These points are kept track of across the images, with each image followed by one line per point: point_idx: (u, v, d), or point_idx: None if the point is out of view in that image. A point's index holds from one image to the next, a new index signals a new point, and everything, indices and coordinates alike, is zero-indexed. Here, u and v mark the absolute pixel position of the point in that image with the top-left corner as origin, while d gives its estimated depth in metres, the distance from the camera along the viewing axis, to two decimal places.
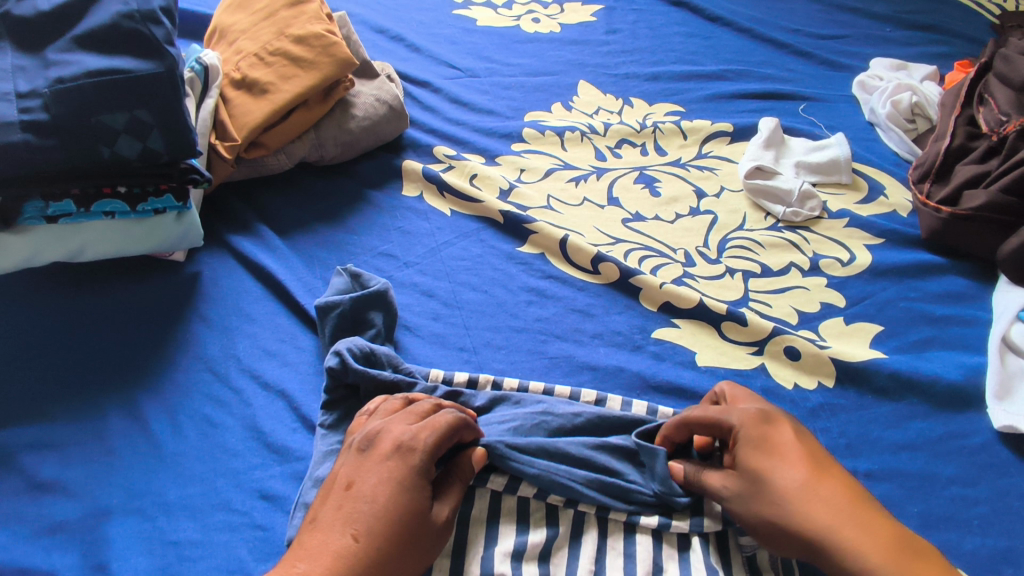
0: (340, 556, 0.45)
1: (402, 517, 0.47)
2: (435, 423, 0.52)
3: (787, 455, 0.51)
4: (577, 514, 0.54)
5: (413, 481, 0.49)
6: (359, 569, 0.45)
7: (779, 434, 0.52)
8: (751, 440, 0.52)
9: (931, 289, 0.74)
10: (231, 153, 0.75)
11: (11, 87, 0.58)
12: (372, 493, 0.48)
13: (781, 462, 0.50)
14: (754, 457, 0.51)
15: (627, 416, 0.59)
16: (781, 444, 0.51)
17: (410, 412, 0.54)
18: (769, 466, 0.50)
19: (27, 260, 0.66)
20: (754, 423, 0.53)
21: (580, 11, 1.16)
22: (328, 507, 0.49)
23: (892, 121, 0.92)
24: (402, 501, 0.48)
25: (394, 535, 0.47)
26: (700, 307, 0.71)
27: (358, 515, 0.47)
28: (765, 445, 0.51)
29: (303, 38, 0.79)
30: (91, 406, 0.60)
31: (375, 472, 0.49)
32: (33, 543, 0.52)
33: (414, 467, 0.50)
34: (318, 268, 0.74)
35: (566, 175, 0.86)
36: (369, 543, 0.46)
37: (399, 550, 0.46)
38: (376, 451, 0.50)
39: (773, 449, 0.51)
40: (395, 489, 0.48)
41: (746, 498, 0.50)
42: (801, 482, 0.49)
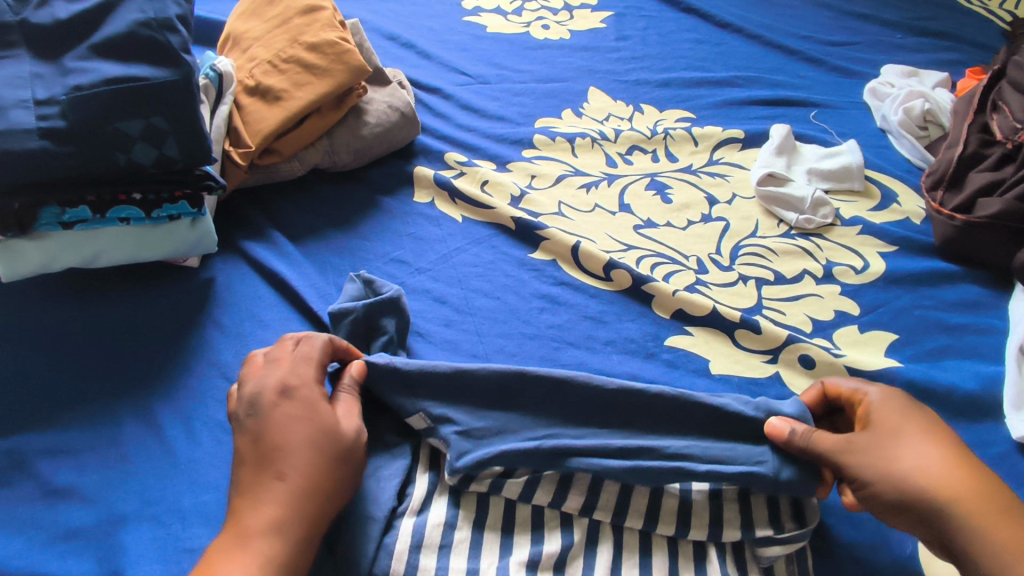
0: (274, 499, 0.47)
1: (316, 441, 0.50)
2: (308, 357, 0.55)
3: (923, 430, 0.52)
4: (592, 522, 0.54)
5: (311, 410, 0.51)
6: (300, 498, 0.48)
7: (920, 412, 0.53)
8: (892, 410, 0.53)
9: (946, 297, 0.74)
10: (245, 160, 0.76)
11: (30, 94, 0.59)
12: (280, 434, 0.50)
13: (921, 431, 0.52)
14: (894, 422, 0.52)
15: (650, 391, 0.57)
16: (922, 419, 0.53)
17: (276, 357, 0.56)
18: (914, 433, 0.52)
19: (42, 267, 0.67)
20: (897, 398, 0.54)
21: (589, 18, 1.16)
22: (246, 467, 0.50)
23: (905, 128, 0.92)
24: (309, 430, 0.50)
25: (320, 459, 0.49)
26: (713, 315, 0.70)
27: (275, 459, 0.49)
28: (901, 414, 0.53)
29: (317, 46, 0.80)
30: (107, 412, 0.61)
31: (273, 417, 0.51)
32: (49, 550, 0.52)
33: (309, 398, 0.52)
34: (332, 275, 0.74)
35: (578, 182, 0.86)
36: (295, 476, 0.48)
37: (334, 470, 0.49)
38: (266, 396, 0.52)
39: (913, 419, 0.53)
40: (296, 424, 0.50)
41: (875, 453, 0.51)
42: (935, 454, 0.50)
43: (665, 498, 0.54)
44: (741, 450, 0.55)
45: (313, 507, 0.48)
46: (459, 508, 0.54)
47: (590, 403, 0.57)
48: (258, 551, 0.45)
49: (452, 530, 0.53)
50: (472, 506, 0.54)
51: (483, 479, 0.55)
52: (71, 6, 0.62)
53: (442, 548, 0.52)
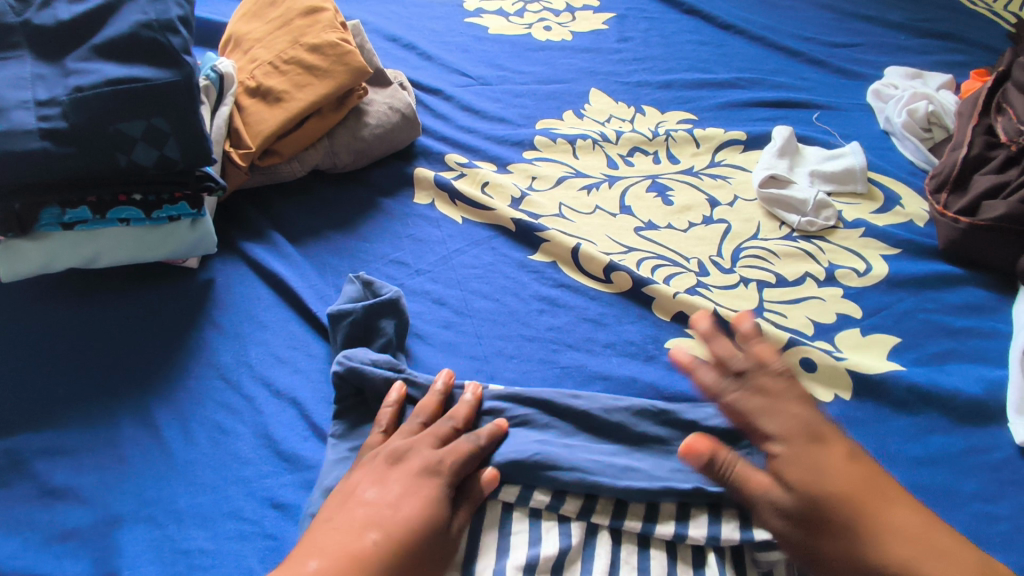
0: (356, 555, 0.46)
1: (423, 531, 0.48)
2: (459, 449, 0.54)
3: (842, 477, 0.47)
4: (589, 525, 0.54)
5: (440, 501, 0.51)
6: (375, 573, 0.45)
7: (829, 450, 0.49)
8: (805, 457, 0.49)
9: (949, 300, 0.73)
10: (246, 161, 0.76)
11: (31, 95, 0.59)
12: (396, 501, 0.50)
13: (844, 483, 0.47)
14: (816, 476, 0.47)
15: (633, 407, 0.60)
16: (833, 462, 0.48)
17: (434, 434, 0.56)
18: (842, 485, 0.47)
19: (42, 267, 0.67)
20: (801, 437, 0.50)
21: (591, 19, 1.16)
22: (347, 509, 0.49)
23: (908, 130, 0.91)
24: (424, 516, 0.49)
25: (416, 547, 0.47)
26: (714, 318, 0.70)
27: (381, 520, 0.48)
28: (814, 463, 0.48)
29: (318, 47, 0.80)
30: (105, 413, 0.61)
31: (404, 485, 0.51)
32: (45, 551, 0.52)
33: (443, 490, 0.51)
34: (332, 276, 0.74)
35: (578, 183, 0.86)
36: (387, 548, 0.47)
37: (417, 566, 0.47)
38: (412, 467, 0.52)
39: (827, 466, 0.48)
40: (421, 504, 0.50)
41: (811, 522, 0.46)
42: (867, 511, 0.46)
43: (664, 508, 0.54)
44: None
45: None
46: None
47: (581, 419, 0.60)
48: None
49: None
50: (468, 508, 0.54)
51: (480, 482, 0.55)
52: (72, 7, 0.62)
53: None
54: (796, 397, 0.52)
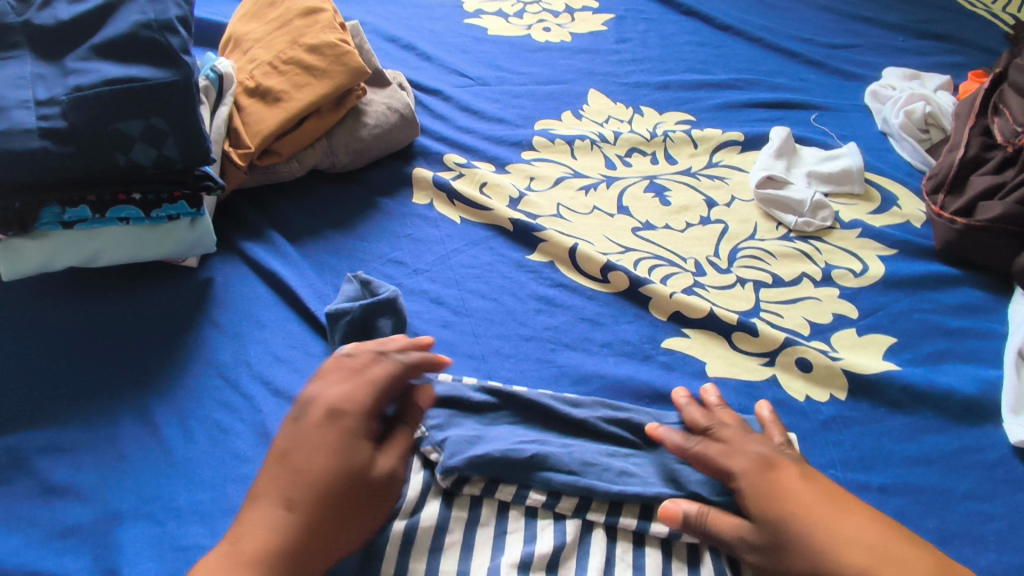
0: (273, 527, 0.46)
1: (337, 479, 0.48)
2: (367, 380, 0.54)
3: (797, 498, 0.49)
4: (585, 523, 0.54)
5: (349, 444, 0.50)
6: (298, 530, 0.46)
7: (784, 473, 0.51)
8: (756, 485, 0.50)
9: (945, 301, 0.73)
10: (245, 160, 0.76)
11: (31, 94, 0.59)
12: (306, 460, 0.49)
13: (805, 502, 0.48)
14: (775, 502, 0.49)
15: (632, 418, 0.61)
16: (788, 484, 0.50)
17: (346, 369, 0.55)
18: (794, 504, 0.48)
19: (41, 266, 0.67)
20: (755, 469, 0.52)
21: (591, 20, 1.16)
22: (266, 480, 0.49)
23: (906, 131, 0.91)
24: (335, 464, 0.49)
25: (335, 494, 0.48)
26: (711, 317, 0.70)
27: (294, 481, 0.48)
28: (772, 491, 0.50)
29: (317, 47, 0.80)
30: (105, 410, 0.61)
31: (306, 438, 0.50)
32: (45, 547, 0.53)
33: (350, 431, 0.51)
34: (330, 276, 0.74)
35: (576, 184, 0.86)
36: (303, 511, 0.47)
37: (343, 510, 0.48)
38: (312, 417, 0.51)
39: (783, 490, 0.49)
40: (329, 454, 0.49)
41: (780, 550, 0.47)
42: (826, 522, 0.47)
43: (658, 508, 0.55)
44: None
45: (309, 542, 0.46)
46: (452, 509, 0.54)
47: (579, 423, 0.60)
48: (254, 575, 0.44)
49: (443, 533, 0.53)
50: (464, 506, 0.54)
51: (476, 481, 0.55)
52: (72, 7, 0.62)
53: (433, 550, 0.52)
54: (745, 439, 0.55)
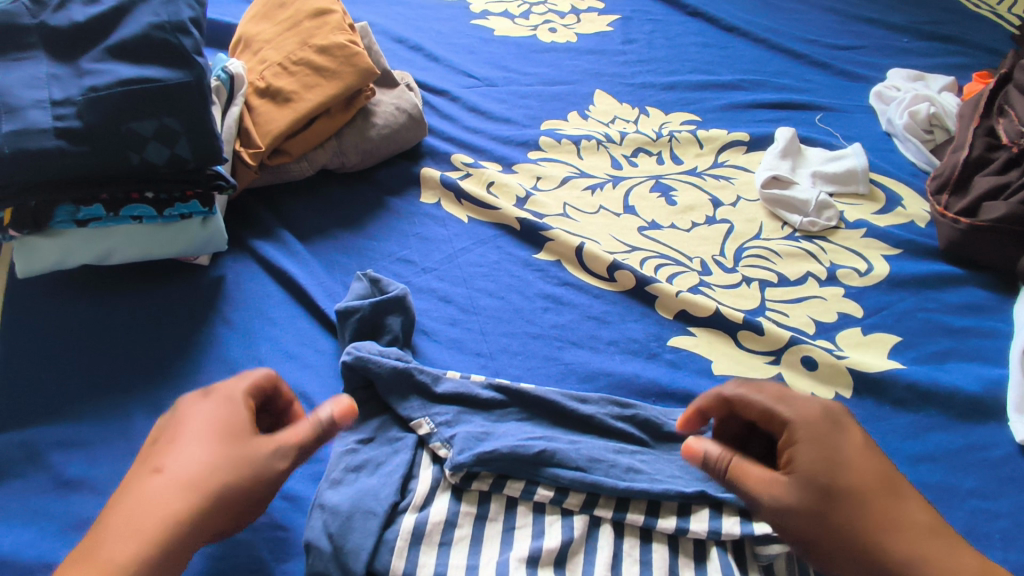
0: (138, 493, 0.45)
1: (205, 446, 0.48)
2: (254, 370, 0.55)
3: (855, 463, 0.49)
4: (593, 519, 0.55)
5: (220, 415, 0.50)
6: (174, 492, 0.45)
7: (845, 433, 0.51)
8: (815, 437, 0.51)
9: (950, 300, 0.74)
10: (255, 160, 0.77)
11: (46, 94, 0.60)
12: (180, 434, 0.49)
13: (861, 468, 0.49)
14: (829, 462, 0.49)
15: (639, 415, 0.61)
16: (847, 446, 0.50)
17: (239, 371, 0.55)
18: (851, 467, 0.49)
19: (56, 264, 0.68)
20: (817, 422, 0.52)
21: (596, 21, 1.17)
22: (142, 459, 0.48)
23: (910, 132, 0.92)
24: (205, 433, 0.48)
25: (205, 465, 0.47)
26: (717, 316, 0.71)
27: (165, 452, 0.48)
28: (829, 450, 0.50)
29: (326, 48, 0.81)
30: (118, 406, 0.62)
31: (184, 415, 0.50)
32: (61, 539, 0.53)
33: (230, 403, 0.51)
34: (339, 274, 0.75)
35: (583, 184, 0.87)
36: (165, 475, 0.46)
37: (223, 475, 0.47)
38: (189, 398, 0.52)
39: (842, 452, 0.50)
40: (201, 426, 0.49)
41: (819, 509, 0.48)
42: (872, 492, 0.49)
43: (666, 504, 0.55)
44: None
45: (189, 507, 0.45)
46: (462, 504, 0.55)
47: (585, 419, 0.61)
48: (128, 544, 0.43)
49: (452, 528, 0.53)
50: (474, 501, 0.55)
51: (485, 477, 0.56)
52: (87, 9, 0.63)
53: (443, 545, 0.52)
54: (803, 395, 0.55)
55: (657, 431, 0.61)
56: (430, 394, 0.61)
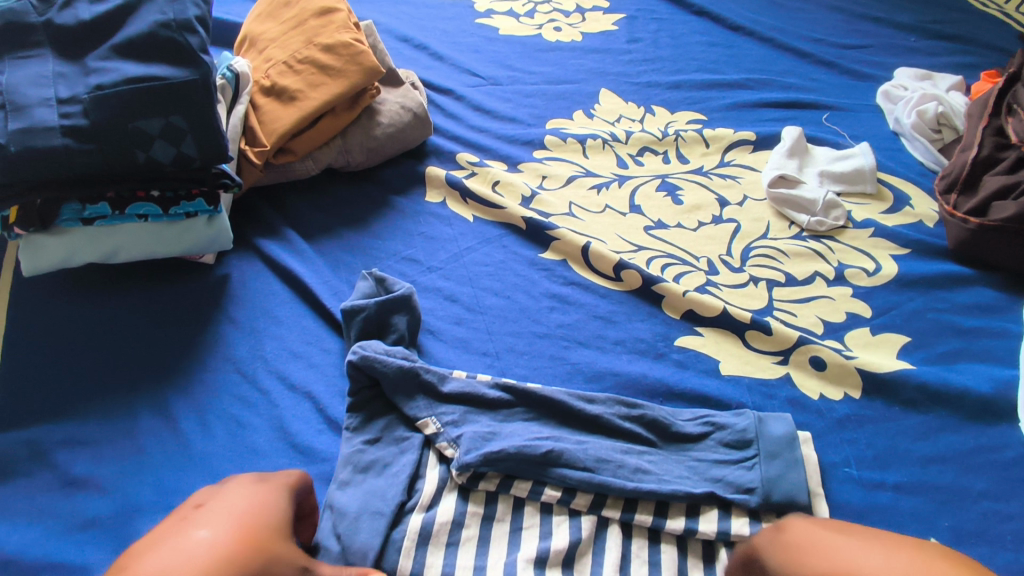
0: (179, 552, 0.42)
1: (257, 522, 0.45)
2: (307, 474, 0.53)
3: (816, 549, 0.45)
4: (600, 520, 0.54)
5: (276, 499, 0.47)
6: (206, 563, 0.41)
7: (792, 527, 0.47)
8: (780, 546, 0.46)
9: (960, 300, 0.73)
10: (261, 159, 0.77)
11: (53, 93, 0.60)
12: (230, 502, 0.46)
13: (827, 547, 0.44)
14: (802, 560, 0.45)
15: (646, 415, 0.61)
16: (805, 533, 0.46)
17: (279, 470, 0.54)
18: (816, 555, 0.44)
19: (62, 262, 0.68)
20: (772, 535, 0.48)
21: (601, 20, 1.17)
22: (173, 522, 0.45)
23: (918, 131, 0.91)
24: (256, 510, 0.46)
25: (251, 542, 0.43)
26: (724, 316, 0.70)
27: (209, 518, 0.44)
28: (798, 547, 0.45)
29: (332, 47, 0.81)
30: (124, 405, 0.62)
31: (235, 492, 0.47)
32: (67, 539, 0.53)
33: (282, 497, 0.48)
34: (345, 273, 0.75)
35: (588, 183, 0.86)
36: (212, 541, 0.43)
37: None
38: (242, 478, 0.49)
39: (805, 544, 0.45)
40: (254, 500, 0.46)
41: None
42: (844, 559, 0.43)
43: (674, 504, 0.55)
44: (734, 476, 0.57)
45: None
46: (469, 504, 0.55)
47: (591, 421, 0.61)
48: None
49: (459, 528, 0.53)
50: (480, 501, 0.55)
51: (492, 477, 0.55)
52: (94, 7, 0.63)
53: (450, 545, 0.52)
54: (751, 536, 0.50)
55: (665, 431, 0.60)
56: (435, 394, 0.61)
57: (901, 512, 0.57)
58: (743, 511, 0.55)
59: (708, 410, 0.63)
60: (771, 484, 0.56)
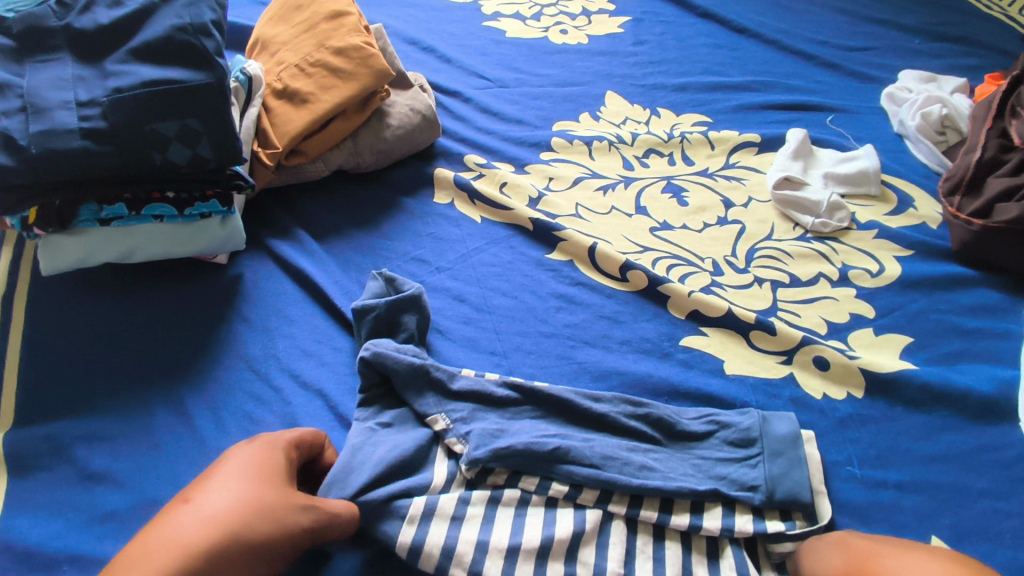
0: (177, 517, 0.45)
1: (246, 476, 0.48)
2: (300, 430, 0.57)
3: (846, 545, 0.50)
4: (606, 515, 0.55)
5: (264, 453, 0.51)
6: (203, 520, 0.45)
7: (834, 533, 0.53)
8: (817, 543, 0.52)
9: (963, 301, 0.74)
10: (273, 160, 0.78)
11: (72, 95, 0.61)
12: (220, 466, 0.49)
13: (858, 544, 0.50)
14: (831, 552, 0.50)
15: (652, 413, 0.62)
16: (842, 535, 0.52)
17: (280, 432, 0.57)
18: (845, 549, 0.50)
19: (80, 262, 0.69)
20: (813, 538, 0.53)
21: (607, 23, 1.18)
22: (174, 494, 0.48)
23: (922, 134, 0.92)
24: (245, 467, 0.49)
25: (244, 493, 0.47)
26: (729, 316, 0.71)
27: (201, 482, 0.48)
28: (830, 543, 0.51)
29: (342, 50, 0.82)
30: (140, 401, 0.63)
31: (226, 454, 0.50)
32: (86, 532, 0.55)
33: (271, 450, 0.51)
34: (355, 273, 0.76)
35: (595, 184, 0.87)
36: (205, 501, 0.46)
37: (257, 521, 0.46)
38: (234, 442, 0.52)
39: (839, 542, 0.51)
40: (243, 459, 0.50)
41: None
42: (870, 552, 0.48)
43: (679, 501, 0.56)
44: (739, 473, 0.58)
45: (218, 544, 0.44)
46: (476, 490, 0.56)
47: (597, 419, 0.62)
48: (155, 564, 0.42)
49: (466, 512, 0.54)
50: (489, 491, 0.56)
51: (500, 472, 0.57)
52: (111, 11, 0.65)
53: (455, 526, 0.53)
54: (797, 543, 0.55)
55: (670, 429, 0.61)
56: (444, 391, 0.62)
57: (903, 510, 0.58)
58: (747, 507, 0.56)
59: (712, 409, 0.64)
60: (776, 480, 0.57)
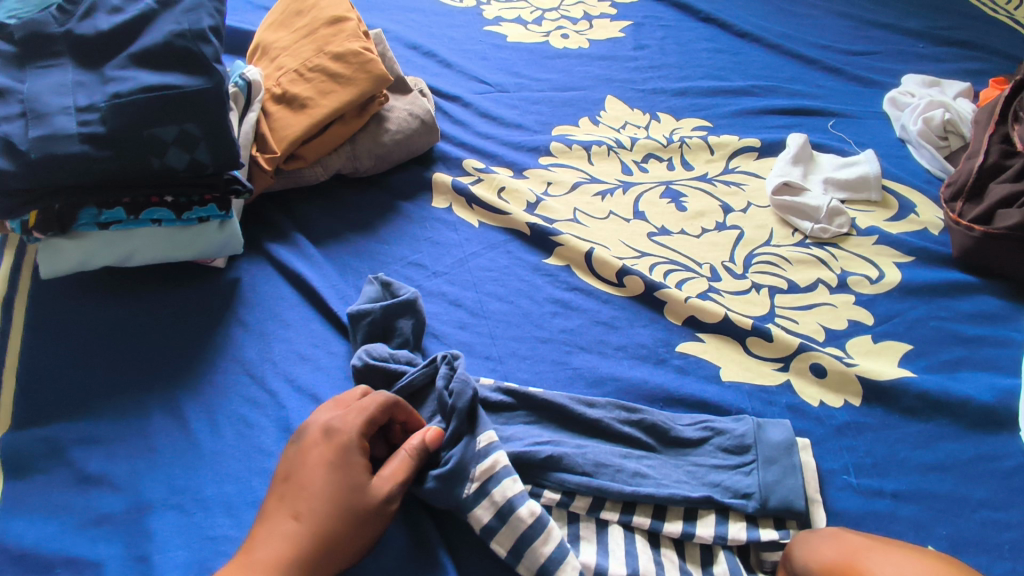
0: (285, 536, 0.48)
1: (334, 494, 0.50)
2: (363, 407, 0.54)
3: (841, 540, 0.50)
4: (600, 522, 0.55)
5: (346, 461, 0.51)
6: (311, 542, 0.48)
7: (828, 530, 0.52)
8: (811, 534, 0.51)
9: (963, 309, 0.73)
10: (271, 165, 0.79)
11: (72, 101, 0.62)
12: (311, 479, 0.51)
13: (853, 540, 0.49)
14: (826, 544, 0.50)
15: (645, 419, 0.61)
16: (837, 530, 0.51)
17: (340, 399, 0.56)
18: (841, 544, 0.49)
19: (81, 265, 0.70)
20: (805, 532, 0.53)
21: (608, 27, 1.18)
22: (272, 499, 0.51)
23: (924, 139, 0.91)
24: (333, 481, 0.51)
25: (339, 513, 0.49)
26: (725, 322, 0.71)
27: (301, 500, 0.50)
28: (825, 536, 0.50)
29: (342, 56, 0.83)
30: (137, 404, 0.64)
31: (313, 462, 0.52)
32: (80, 534, 0.55)
33: (350, 455, 0.52)
34: (352, 277, 0.76)
35: (592, 189, 0.87)
36: (309, 523, 0.49)
37: (358, 534, 0.49)
38: (311, 437, 0.53)
39: (834, 537, 0.50)
40: (329, 471, 0.51)
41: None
42: (865, 547, 0.48)
43: (672, 508, 0.56)
44: (732, 481, 0.58)
45: (324, 562, 0.48)
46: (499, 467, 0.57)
47: (589, 427, 0.61)
48: None
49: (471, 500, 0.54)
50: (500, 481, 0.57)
51: None
52: (112, 18, 0.65)
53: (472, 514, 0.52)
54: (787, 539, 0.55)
55: (664, 435, 0.61)
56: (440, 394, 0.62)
57: (900, 520, 0.58)
58: (741, 516, 0.56)
59: (706, 416, 0.63)
60: (769, 488, 0.57)
